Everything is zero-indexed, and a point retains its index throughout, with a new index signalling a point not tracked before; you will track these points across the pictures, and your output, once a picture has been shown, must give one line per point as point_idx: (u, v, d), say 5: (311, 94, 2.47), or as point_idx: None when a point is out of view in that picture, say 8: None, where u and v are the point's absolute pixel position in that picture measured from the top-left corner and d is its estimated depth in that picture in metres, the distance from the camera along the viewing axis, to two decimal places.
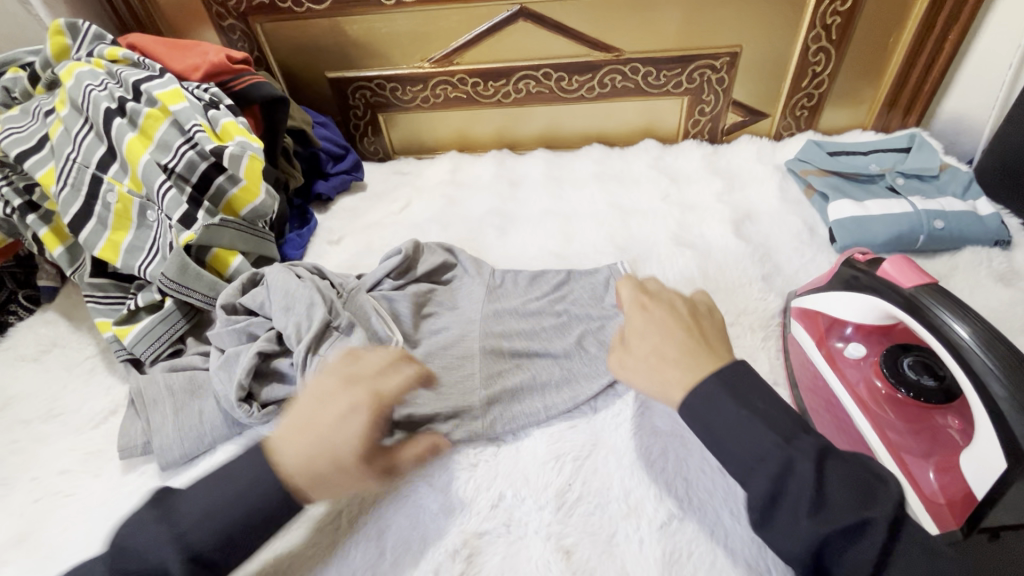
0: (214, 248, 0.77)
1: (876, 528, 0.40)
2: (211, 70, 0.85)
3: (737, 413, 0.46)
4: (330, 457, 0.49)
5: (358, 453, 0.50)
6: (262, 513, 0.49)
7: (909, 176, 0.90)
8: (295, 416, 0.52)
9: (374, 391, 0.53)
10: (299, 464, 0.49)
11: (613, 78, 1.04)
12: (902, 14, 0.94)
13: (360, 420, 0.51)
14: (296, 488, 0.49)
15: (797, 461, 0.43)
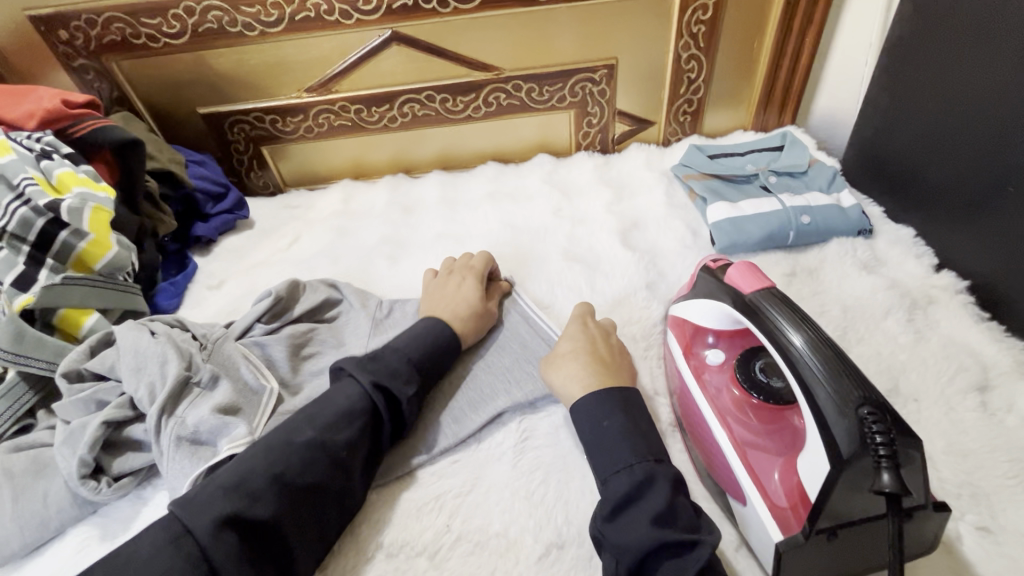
0: (61, 309, 0.70)
1: (697, 551, 0.45)
2: (46, 117, 0.78)
3: (620, 432, 0.53)
4: (466, 303, 0.73)
5: (479, 296, 0.75)
6: (435, 343, 0.67)
7: (781, 173, 0.94)
8: (428, 298, 0.76)
9: (469, 265, 0.80)
10: (451, 310, 0.72)
11: (498, 96, 1.04)
12: (760, 20, 0.99)
13: (472, 282, 0.77)
14: (456, 327, 0.71)
15: (657, 483, 0.49)
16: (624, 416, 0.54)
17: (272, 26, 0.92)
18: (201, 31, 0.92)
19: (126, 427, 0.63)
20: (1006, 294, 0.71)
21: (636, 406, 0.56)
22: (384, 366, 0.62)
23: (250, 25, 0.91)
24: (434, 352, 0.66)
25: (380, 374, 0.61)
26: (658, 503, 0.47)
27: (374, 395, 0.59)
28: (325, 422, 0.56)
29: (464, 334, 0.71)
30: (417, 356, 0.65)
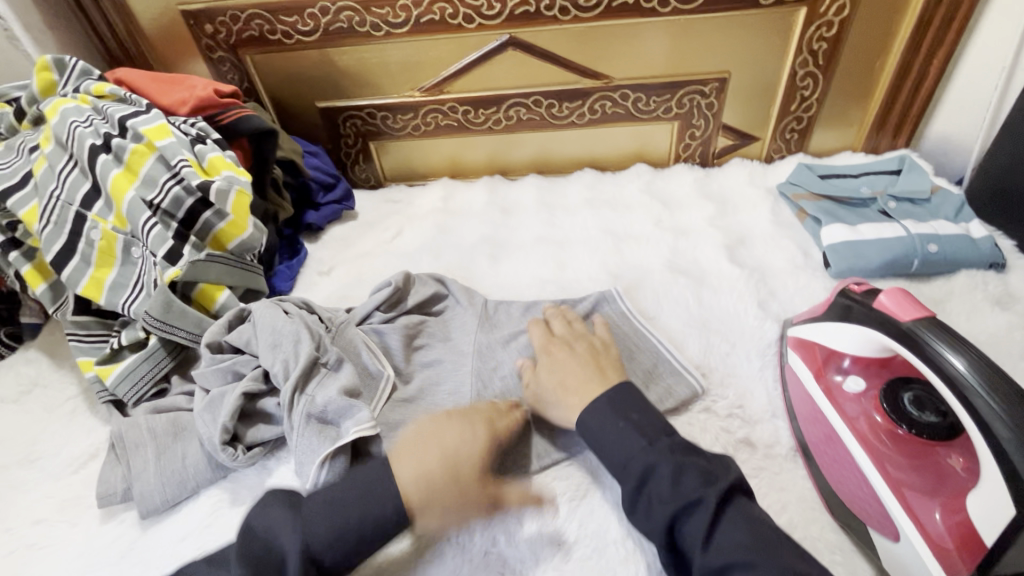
0: (200, 284, 0.75)
1: (704, 509, 0.48)
2: (199, 105, 0.84)
3: (615, 424, 0.56)
4: (450, 469, 0.56)
5: (474, 471, 0.58)
6: (365, 532, 0.51)
7: (901, 199, 0.90)
8: (410, 443, 0.59)
9: (493, 426, 0.62)
10: (418, 479, 0.55)
11: (604, 104, 1.05)
12: (886, 39, 0.96)
13: (478, 443, 0.59)
14: (412, 505, 0.54)
15: (654, 464, 0.52)
16: (630, 412, 0.57)
17: (398, 27, 0.95)
18: (331, 30, 0.96)
19: (259, 399, 0.67)
20: None
21: (628, 401, 0.58)
22: (274, 554, 0.49)
23: (378, 26, 0.95)
24: (348, 537, 0.51)
25: (255, 552, 0.49)
26: (663, 484, 0.50)
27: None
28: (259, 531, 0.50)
29: (418, 514, 0.54)
30: (316, 542, 0.50)
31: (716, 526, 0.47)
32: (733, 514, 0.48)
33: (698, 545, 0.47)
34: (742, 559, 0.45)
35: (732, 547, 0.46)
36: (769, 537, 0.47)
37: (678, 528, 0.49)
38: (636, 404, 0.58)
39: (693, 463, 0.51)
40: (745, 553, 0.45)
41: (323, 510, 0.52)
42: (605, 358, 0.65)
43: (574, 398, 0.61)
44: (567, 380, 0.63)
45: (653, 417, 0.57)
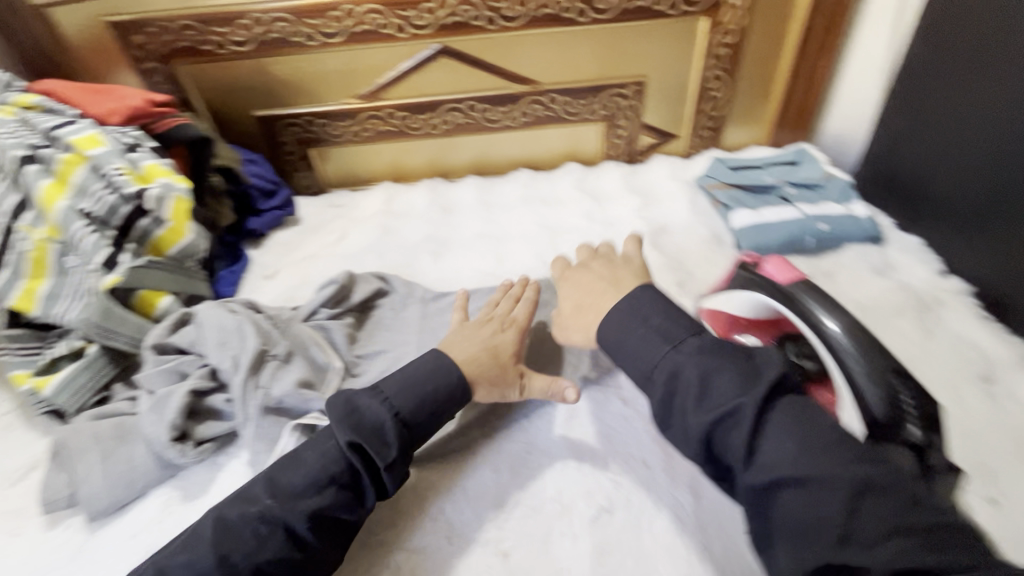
0: (140, 291, 0.76)
1: (745, 416, 0.45)
2: (132, 114, 0.85)
3: (636, 332, 0.54)
4: (488, 356, 0.65)
5: (512, 358, 0.67)
6: (438, 399, 0.61)
7: (798, 185, 1.01)
8: (453, 337, 0.68)
9: (511, 317, 0.71)
10: (467, 355, 0.65)
11: (535, 108, 1.12)
12: (779, 44, 1.07)
13: (511, 335, 0.68)
14: (467, 373, 0.63)
15: (681, 366, 0.50)
16: (658, 318, 0.54)
17: (332, 37, 0.99)
18: (265, 40, 0.99)
19: (207, 397, 0.68)
20: (1009, 299, 0.78)
21: (656, 305, 0.56)
22: (364, 418, 0.57)
23: (312, 36, 0.99)
24: (428, 400, 0.60)
25: (356, 423, 0.56)
26: (690, 390, 0.48)
27: (348, 454, 0.55)
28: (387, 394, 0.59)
29: (473, 383, 0.63)
30: (406, 408, 0.59)
31: (760, 442, 0.44)
32: (783, 421, 0.45)
33: (740, 460, 0.44)
34: (790, 471, 0.42)
35: (781, 459, 0.43)
36: (828, 440, 0.43)
37: (716, 441, 0.46)
38: (652, 304, 0.56)
39: (727, 367, 0.48)
40: (796, 465, 0.42)
41: (398, 384, 0.60)
42: (619, 267, 0.67)
43: (590, 312, 0.63)
44: (583, 298, 0.65)
45: (684, 315, 0.55)
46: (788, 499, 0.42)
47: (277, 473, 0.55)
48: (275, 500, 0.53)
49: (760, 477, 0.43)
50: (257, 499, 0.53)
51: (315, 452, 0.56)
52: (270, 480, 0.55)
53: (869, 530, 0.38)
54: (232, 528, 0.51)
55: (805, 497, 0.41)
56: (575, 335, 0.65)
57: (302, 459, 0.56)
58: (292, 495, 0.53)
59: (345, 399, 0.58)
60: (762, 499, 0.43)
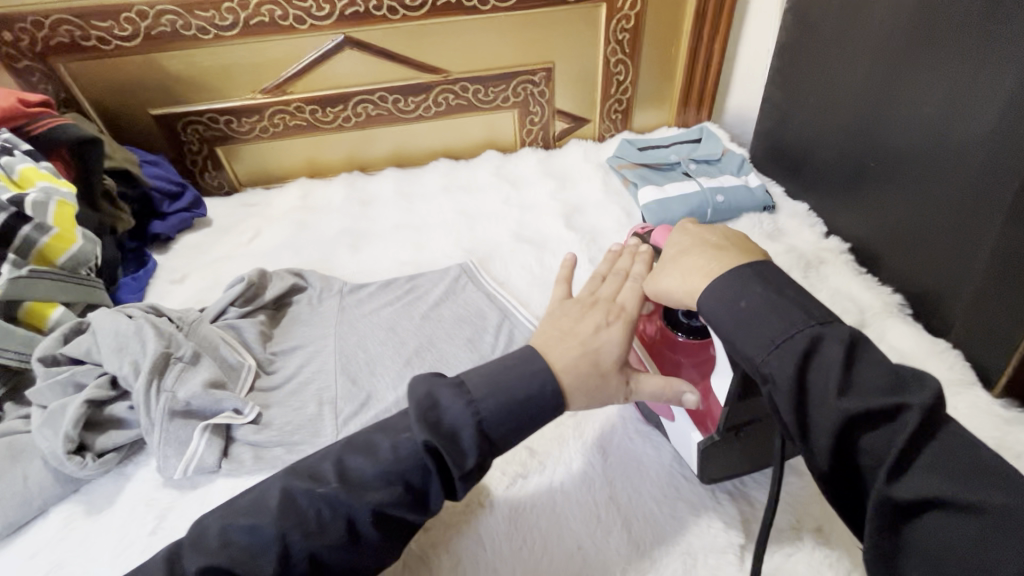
0: (27, 302, 0.72)
1: (904, 422, 0.39)
2: (1, 115, 0.79)
3: (754, 305, 0.46)
4: (594, 357, 0.53)
5: (621, 349, 0.55)
6: (528, 411, 0.49)
7: (699, 161, 1.07)
8: (548, 330, 0.57)
9: (618, 304, 0.59)
10: (570, 357, 0.53)
11: (447, 97, 1.13)
12: (674, 28, 1.13)
13: (617, 327, 0.56)
14: (566, 384, 0.51)
15: (819, 350, 0.42)
16: (762, 290, 0.46)
17: (227, 30, 0.96)
18: (154, 34, 0.95)
19: (108, 406, 0.66)
20: (878, 253, 0.87)
21: (775, 276, 0.48)
22: (445, 419, 0.48)
23: (205, 29, 0.95)
24: (517, 410, 0.49)
25: (433, 423, 0.47)
26: (831, 374, 0.41)
27: (425, 457, 0.46)
28: (474, 396, 0.48)
29: (571, 396, 0.52)
30: (489, 415, 0.48)
31: (913, 453, 0.38)
32: (945, 442, 0.38)
33: (884, 469, 0.38)
34: (943, 491, 0.37)
35: (932, 477, 0.37)
36: (971, 468, 0.37)
37: (853, 439, 0.40)
38: (783, 280, 0.47)
39: (877, 359, 0.42)
40: (951, 484, 0.37)
41: (487, 385, 0.49)
42: (719, 233, 0.56)
43: (693, 266, 0.52)
44: (690, 249, 0.54)
45: (812, 298, 0.46)
46: (937, 523, 0.37)
47: (347, 454, 0.48)
48: (342, 484, 0.46)
49: (912, 492, 0.37)
50: (325, 480, 0.47)
51: (388, 440, 0.48)
52: (341, 463, 0.48)
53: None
54: (295, 502, 0.45)
55: (954, 521, 0.36)
56: (667, 281, 0.54)
57: (376, 447, 0.48)
58: (360, 486, 0.46)
59: (428, 389, 0.49)
60: (899, 514, 0.38)
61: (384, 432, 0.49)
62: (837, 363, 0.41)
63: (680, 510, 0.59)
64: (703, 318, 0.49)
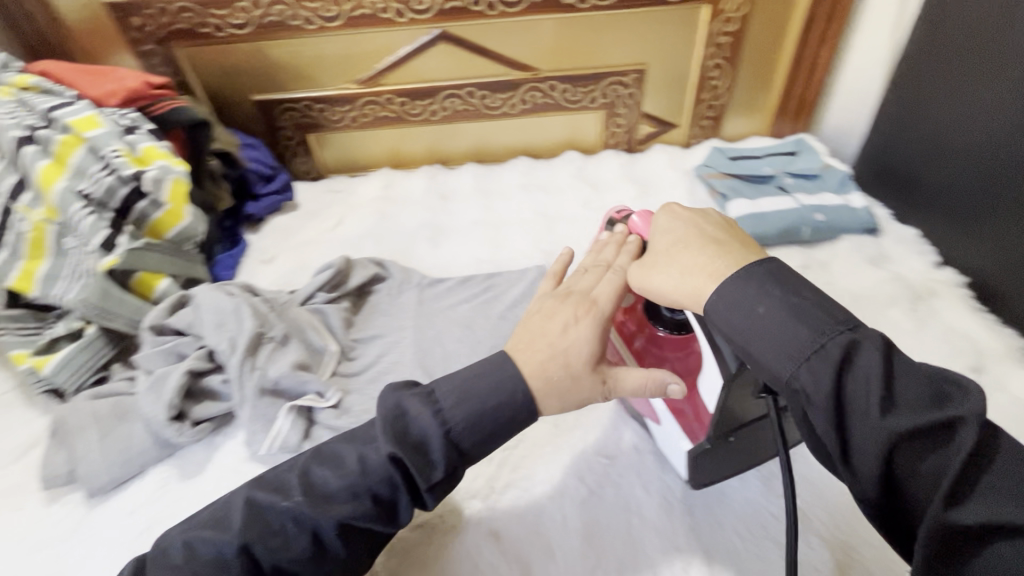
0: (138, 273, 0.77)
1: (959, 439, 0.36)
2: (129, 96, 0.85)
3: (773, 309, 0.42)
4: (565, 363, 0.50)
5: (591, 355, 0.51)
6: (502, 421, 0.48)
7: (796, 176, 1.00)
8: (520, 332, 0.53)
9: (590, 297, 0.55)
10: (538, 365, 0.50)
11: (534, 95, 1.11)
12: (780, 32, 1.07)
13: (587, 328, 0.52)
14: (537, 390, 0.49)
15: (856, 361, 0.39)
16: (779, 293, 0.43)
17: (331, 21, 0.99)
18: (263, 24, 0.99)
19: (205, 378, 0.69)
20: (1003, 289, 0.78)
21: (790, 275, 0.45)
22: (409, 428, 0.46)
23: (310, 20, 0.98)
24: (484, 421, 0.47)
25: (400, 432, 0.46)
26: (872, 387, 0.38)
27: (393, 471, 0.45)
28: (447, 404, 0.47)
29: (543, 401, 0.49)
30: (457, 423, 0.46)
31: (970, 474, 0.35)
32: (999, 460, 0.36)
33: (937, 492, 0.35)
34: (1011, 513, 0.33)
35: (995, 502, 0.34)
36: None
37: (904, 460, 0.37)
38: (798, 281, 0.44)
39: (911, 369, 0.39)
40: (1014, 509, 0.34)
41: (457, 393, 0.47)
42: (713, 220, 0.53)
43: (689, 258, 0.49)
44: (684, 239, 0.51)
45: (830, 299, 0.43)
46: (1002, 553, 0.33)
47: (312, 464, 0.47)
48: (305, 497, 0.45)
49: (972, 519, 0.34)
50: (289, 493, 0.45)
51: (355, 451, 0.47)
52: (306, 474, 0.47)
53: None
54: (258, 514, 0.45)
55: (1021, 550, 0.33)
56: (660, 276, 0.51)
57: (341, 461, 0.47)
58: (325, 499, 0.45)
59: (394, 396, 0.47)
60: (962, 546, 0.34)
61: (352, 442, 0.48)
62: (869, 374, 0.38)
63: (767, 550, 0.56)
64: (709, 323, 0.46)
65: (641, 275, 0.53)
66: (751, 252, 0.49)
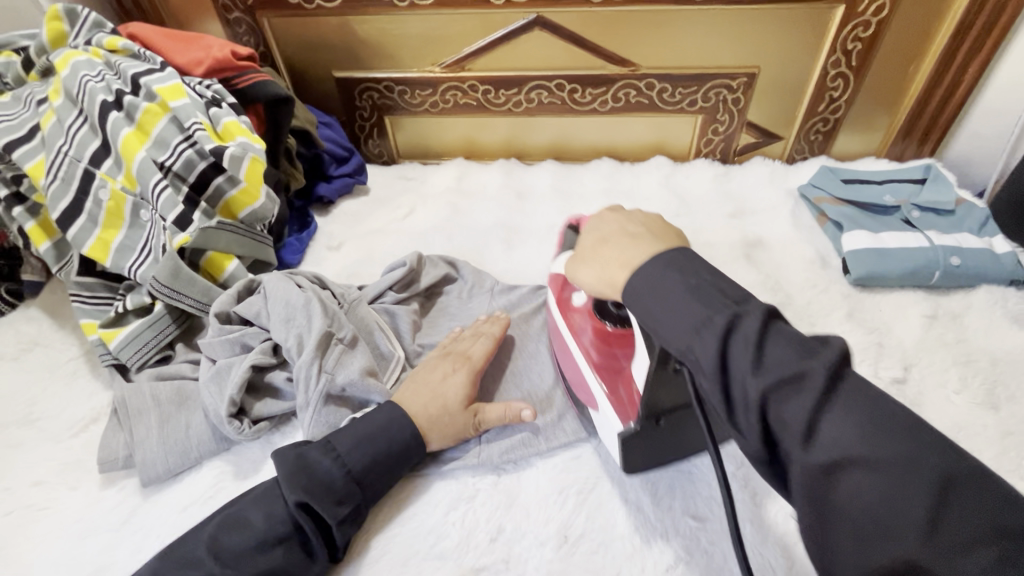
0: (209, 252, 0.74)
1: (812, 386, 0.35)
2: (215, 66, 0.82)
3: (673, 289, 0.41)
4: (442, 404, 0.61)
5: (462, 399, 0.62)
6: (394, 451, 0.58)
7: (925, 208, 0.88)
8: (407, 382, 0.64)
9: (466, 353, 0.66)
10: (421, 407, 0.61)
11: (628, 93, 1.02)
12: (922, 42, 0.93)
13: (461, 378, 0.63)
14: (423, 427, 0.60)
15: (738, 327, 0.38)
16: (680, 275, 0.42)
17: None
18: None
19: (268, 372, 0.66)
20: None
21: (690, 259, 0.43)
22: (320, 479, 0.54)
23: None
24: (382, 459, 0.57)
25: (302, 482, 0.54)
26: (746, 351, 0.37)
27: (297, 518, 0.53)
28: (341, 446, 0.57)
29: (428, 434, 0.60)
30: (356, 466, 0.56)
31: (821, 418, 0.34)
32: (850, 396, 0.35)
33: (795, 436, 0.35)
34: (858, 453, 0.33)
35: (845, 441, 0.33)
36: (893, 418, 0.34)
37: (773, 413, 0.36)
38: (698, 263, 0.43)
39: (777, 326, 0.38)
40: (864, 444, 0.33)
41: (353, 439, 0.57)
42: (639, 218, 0.53)
43: (612, 255, 0.49)
44: (612, 233, 0.52)
45: (724, 277, 0.42)
46: (853, 486, 0.33)
47: (219, 531, 0.53)
48: (218, 562, 0.51)
49: (824, 458, 0.34)
50: (202, 562, 0.52)
51: (260, 512, 0.54)
52: (214, 542, 0.53)
53: (951, 527, 0.30)
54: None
55: (867, 481, 0.33)
56: (584, 272, 0.53)
57: (248, 520, 0.54)
58: (238, 557, 0.52)
59: (289, 457, 0.55)
60: (823, 485, 0.34)
61: (258, 500, 0.55)
62: (743, 337, 0.37)
63: None
64: (627, 308, 0.45)
65: (574, 268, 0.55)
66: (669, 243, 0.48)
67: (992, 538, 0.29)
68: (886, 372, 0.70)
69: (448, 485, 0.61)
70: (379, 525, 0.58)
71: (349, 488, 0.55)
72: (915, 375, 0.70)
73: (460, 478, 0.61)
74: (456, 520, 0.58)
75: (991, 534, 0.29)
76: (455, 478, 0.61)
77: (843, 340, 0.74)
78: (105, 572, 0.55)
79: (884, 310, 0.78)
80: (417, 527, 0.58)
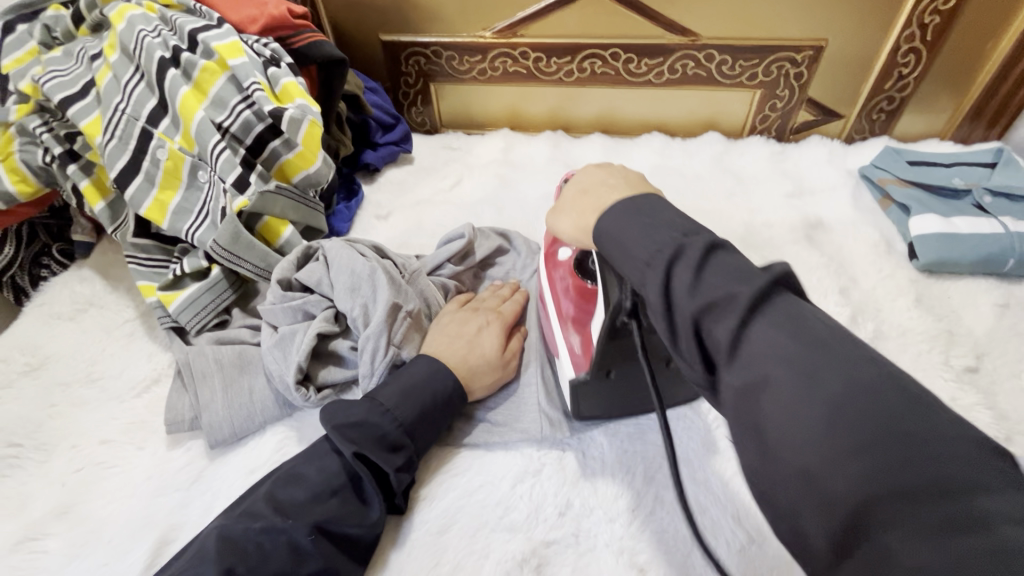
0: (265, 217, 0.73)
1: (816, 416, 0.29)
2: (269, 24, 0.79)
3: (634, 230, 0.39)
4: (480, 355, 0.63)
5: (497, 348, 0.64)
6: (440, 406, 0.59)
7: (998, 193, 0.83)
8: (435, 334, 0.65)
9: (496, 310, 0.69)
10: (459, 359, 0.62)
11: (685, 64, 0.99)
12: (1007, 18, 0.88)
13: (495, 330, 0.66)
14: (463, 378, 0.61)
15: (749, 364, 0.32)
16: (648, 218, 0.39)
17: None
18: None
19: (331, 340, 0.65)
20: None
21: (661, 207, 0.40)
22: (371, 430, 0.55)
23: None
24: (432, 412, 0.59)
25: (357, 436, 0.54)
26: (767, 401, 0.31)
27: (355, 466, 0.53)
28: (387, 402, 0.57)
29: (471, 386, 0.62)
30: (408, 418, 0.57)
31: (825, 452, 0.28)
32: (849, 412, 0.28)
33: (721, 354, 0.33)
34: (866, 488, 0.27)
35: (765, 353, 0.31)
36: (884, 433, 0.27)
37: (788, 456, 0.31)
38: (662, 207, 0.40)
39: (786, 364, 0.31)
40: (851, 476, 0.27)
41: (399, 395, 0.58)
42: (619, 171, 0.49)
43: (588, 201, 0.46)
44: (589, 183, 0.48)
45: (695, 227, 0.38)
46: (770, 406, 0.30)
47: (277, 487, 0.53)
48: (278, 513, 0.51)
49: (740, 378, 0.32)
50: (261, 514, 0.51)
51: (315, 467, 0.55)
52: (272, 498, 0.52)
53: (846, 440, 0.27)
54: (236, 541, 0.49)
55: (780, 399, 0.30)
56: (562, 220, 0.49)
57: (305, 477, 0.54)
58: (299, 509, 0.52)
59: (342, 410, 0.56)
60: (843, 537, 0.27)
61: (309, 459, 0.56)
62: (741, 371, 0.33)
63: None
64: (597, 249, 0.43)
65: (552, 216, 0.51)
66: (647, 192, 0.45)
67: (890, 448, 0.26)
68: (958, 361, 0.68)
69: (512, 458, 0.61)
70: (445, 491, 0.58)
71: (403, 438, 0.56)
72: (988, 365, 0.69)
73: (523, 452, 0.61)
74: (525, 493, 0.58)
75: (898, 440, 0.26)
76: (518, 451, 0.61)
77: (911, 326, 0.72)
78: (177, 531, 0.56)
79: (955, 298, 0.76)
80: (485, 498, 0.57)
